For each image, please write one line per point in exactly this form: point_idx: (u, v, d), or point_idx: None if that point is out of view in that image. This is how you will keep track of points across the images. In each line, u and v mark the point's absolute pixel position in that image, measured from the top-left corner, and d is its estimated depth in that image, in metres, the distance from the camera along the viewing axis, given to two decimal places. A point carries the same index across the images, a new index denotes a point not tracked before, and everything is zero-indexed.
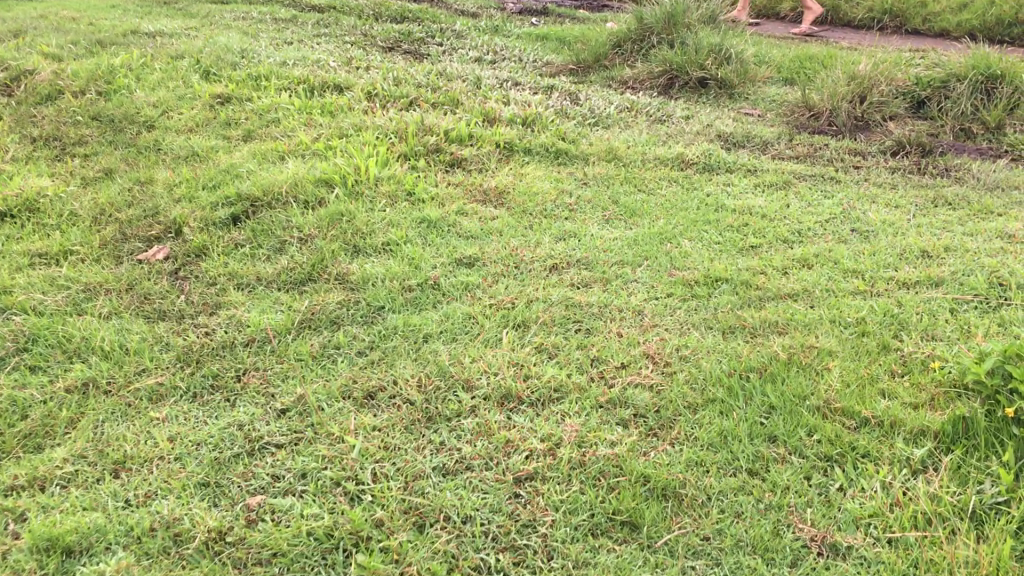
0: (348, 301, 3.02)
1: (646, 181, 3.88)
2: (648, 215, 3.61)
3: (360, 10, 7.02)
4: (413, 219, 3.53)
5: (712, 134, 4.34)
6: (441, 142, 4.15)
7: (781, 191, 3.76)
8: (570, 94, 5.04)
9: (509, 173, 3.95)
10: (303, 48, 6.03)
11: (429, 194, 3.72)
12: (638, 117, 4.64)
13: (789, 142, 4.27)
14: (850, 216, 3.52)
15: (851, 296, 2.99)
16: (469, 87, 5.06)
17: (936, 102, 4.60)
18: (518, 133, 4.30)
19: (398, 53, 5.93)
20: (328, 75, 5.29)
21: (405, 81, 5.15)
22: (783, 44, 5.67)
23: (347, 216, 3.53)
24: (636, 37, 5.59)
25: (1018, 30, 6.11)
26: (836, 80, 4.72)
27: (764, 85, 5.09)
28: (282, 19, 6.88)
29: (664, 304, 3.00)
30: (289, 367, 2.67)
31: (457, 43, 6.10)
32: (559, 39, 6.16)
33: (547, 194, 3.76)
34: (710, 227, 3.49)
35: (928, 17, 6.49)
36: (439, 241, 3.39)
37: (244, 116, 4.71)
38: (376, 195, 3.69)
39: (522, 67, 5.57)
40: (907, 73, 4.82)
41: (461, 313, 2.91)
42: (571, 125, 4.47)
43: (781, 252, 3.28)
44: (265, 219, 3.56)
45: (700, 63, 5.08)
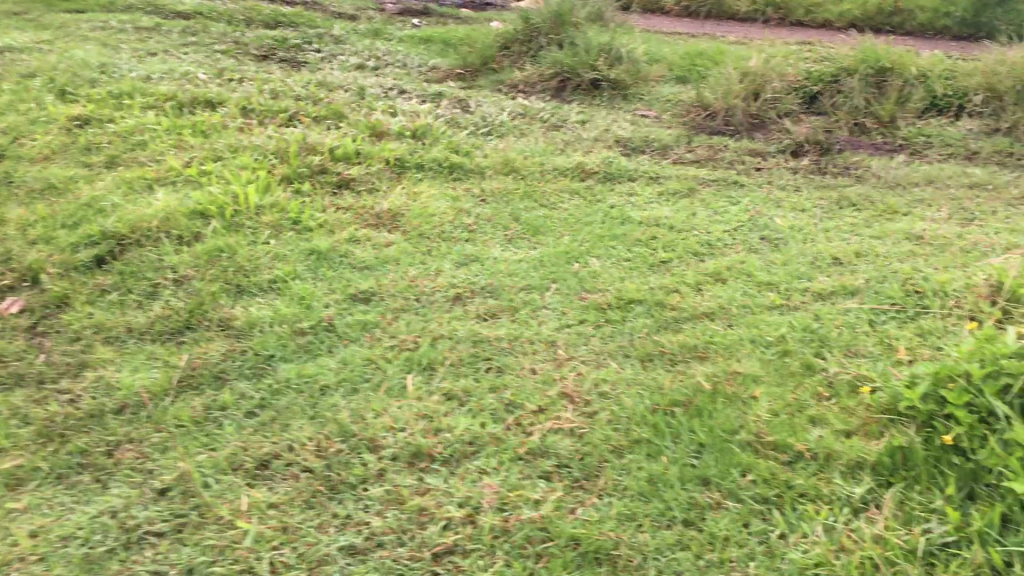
0: (233, 351, 2.73)
1: (547, 195, 3.69)
2: (552, 233, 3.43)
3: (230, 17, 6.62)
4: (301, 250, 3.25)
5: (610, 140, 4.19)
6: (326, 161, 3.87)
7: (687, 199, 3.62)
8: (460, 100, 4.81)
9: (402, 193, 3.70)
10: (169, 59, 5.62)
11: (316, 221, 3.45)
12: (532, 124, 4.45)
13: (687, 145, 4.16)
14: (759, 223, 3.41)
15: (768, 312, 2.88)
16: (353, 97, 4.78)
17: (828, 97, 4.56)
18: (408, 147, 4.06)
19: (273, 62, 5.59)
20: (198, 89, 4.91)
21: (283, 94, 4.83)
22: (672, 40, 5.58)
23: (226, 251, 3.23)
24: (524, 38, 5.38)
25: (897, 20, 6.30)
26: (730, 77, 4.63)
27: (658, 84, 4.98)
28: (145, 28, 6.42)
29: (577, 333, 2.81)
30: (168, 438, 2.38)
31: (337, 49, 5.79)
32: (444, 41, 5.91)
33: (444, 215, 3.53)
34: (617, 242, 3.33)
35: (810, 8, 6.51)
36: (332, 274, 3.13)
37: (106, 140, 4.31)
38: (258, 225, 3.39)
39: (407, 73, 5.31)
40: (797, 67, 4.77)
41: (360, 359, 2.66)
42: (463, 135, 4.25)
43: (692, 267, 3.14)
44: (134, 259, 3.23)
45: (591, 64, 4.92)
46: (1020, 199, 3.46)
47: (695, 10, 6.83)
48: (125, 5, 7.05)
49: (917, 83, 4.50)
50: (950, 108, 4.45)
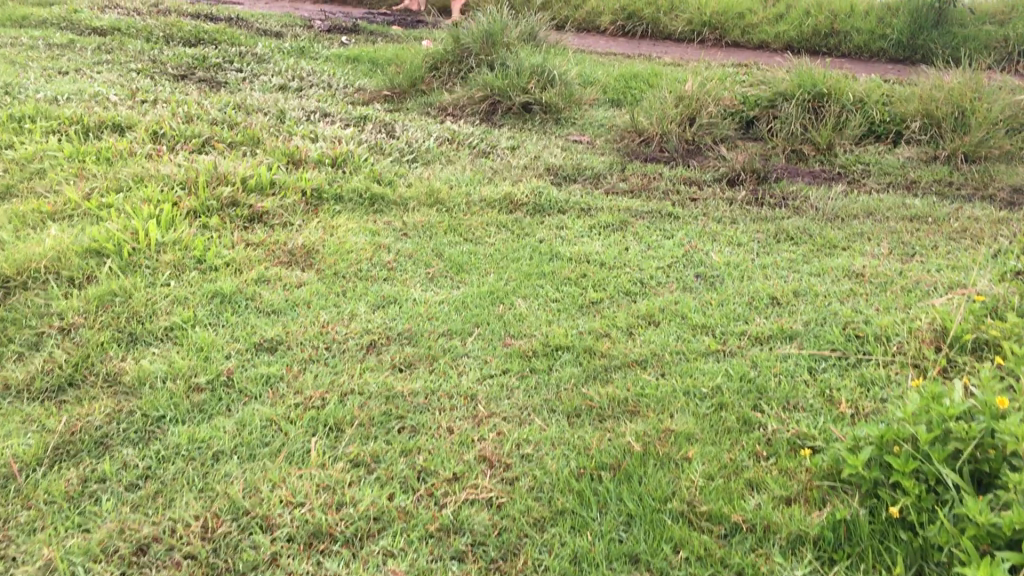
0: (119, 413, 2.46)
1: (473, 229, 3.49)
2: (476, 270, 3.23)
3: (148, 33, 6.32)
4: (202, 292, 2.99)
5: (541, 168, 4.00)
6: (238, 192, 3.61)
7: (619, 232, 3.45)
8: (385, 124, 4.59)
9: (318, 228, 3.47)
10: (79, 79, 5.31)
11: (223, 259, 3.19)
12: (460, 150, 4.25)
13: (621, 174, 3.99)
14: (695, 259, 3.24)
15: (703, 359, 2.70)
16: (272, 121, 4.54)
17: (765, 122, 4.44)
18: (326, 177, 3.82)
19: (191, 82, 5.31)
20: (106, 112, 4.62)
21: (197, 118, 4.56)
22: (607, 62, 5.43)
23: (120, 295, 2.95)
24: (454, 58, 5.20)
25: (834, 40, 6.26)
26: (665, 101, 4.49)
27: (591, 108, 4.81)
28: (57, 44, 6.09)
29: (499, 385, 2.61)
30: (37, 516, 2.12)
31: (259, 68, 5.54)
32: (372, 61, 5.69)
33: (362, 251, 3.31)
34: (545, 281, 3.14)
35: (747, 29, 6.41)
36: (236, 319, 2.88)
37: (1, 168, 4.00)
38: (158, 265, 3.12)
39: (331, 94, 5.08)
40: (733, 91, 4.65)
41: (260, 420, 2.42)
42: (386, 163, 4.03)
43: (624, 308, 2.96)
44: (18, 305, 2.93)
45: (523, 87, 4.74)
46: (961, 232, 3.35)
47: (631, 29, 6.69)
48: (39, 20, 6.71)
49: (855, 109, 4.41)
50: (889, 134, 4.35)
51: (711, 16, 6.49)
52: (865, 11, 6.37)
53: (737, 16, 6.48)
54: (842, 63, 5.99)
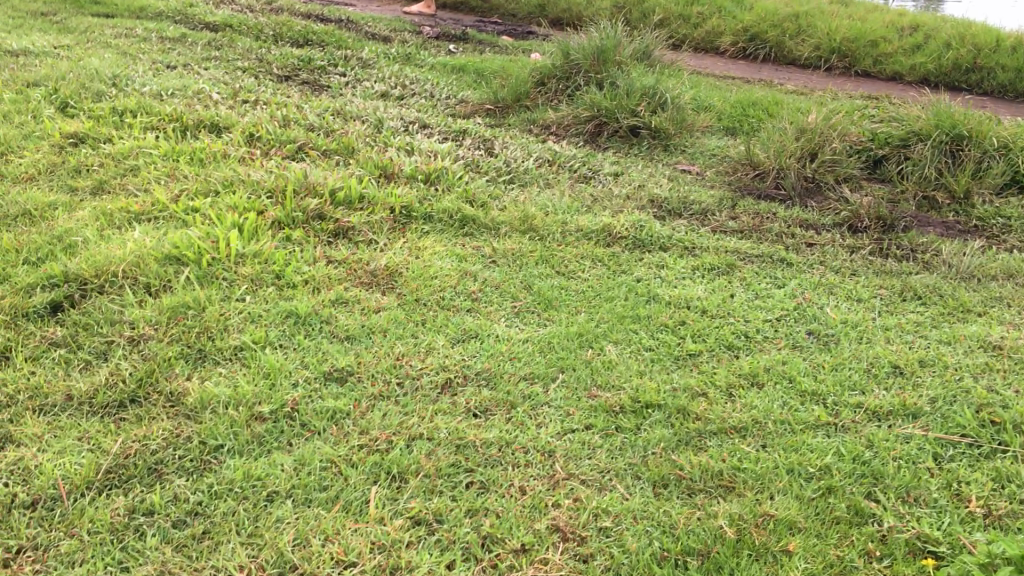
0: (177, 437, 2.31)
1: (566, 262, 3.27)
2: (566, 307, 3.01)
3: (259, 31, 6.31)
4: (277, 310, 2.85)
5: (643, 199, 3.75)
6: (325, 205, 3.47)
7: (724, 277, 3.19)
8: (484, 140, 4.42)
9: (405, 248, 3.31)
10: (186, 75, 5.30)
11: (302, 277, 3.05)
12: (560, 173, 4.04)
13: (731, 211, 3.72)
14: (808, 315, 2.95)
15: (811, 432, 2.42)
16: (368, 129, 4.41)
17: (894, 162, 4.13)
18: (418, 194, 3.66)
19: (294, 84, 5.24)
20: (205, 111, 4.56)
21: (295, 122, 4.46)
22: (723, 86, 5.15)
23: (193, 308, 2.82)
24: (562, 74, 5.00)
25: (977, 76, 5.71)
26: (785, 134, 4.23)
27: (703, 135, 4.54)
28: (169, 38, 6.12)
29: (581, 442, 2.37)
30: (77, 546, 1.97)
31: (363, 74, 5.44)
32: (477, 72, 5.53)
33: (447, 277, 3.13)
34: (640, 326, 2.90)
35: (879, 58, 5.94)
36: (308, 342, 2.72)
37: (97, 162, 3.96)
38: (236, 278, 2.99)
39: (432, 104, 4.94)
40: (860, 127, 4.34)
41: (320, 460, 2.24)
42: (482, 182, 3.85)
43: (725, 364, 2.70)
44: (92, 310, 2.83)
45: (632, 108, 4.50)
46: None
47: (752, 52, 6.34)
48: (156, 12, 6.79)
49: (998, 155, 4.02)
50: None
51: (841, 43, 6.06)
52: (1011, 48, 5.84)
53: (870, 44, 6.03)
54: (982, 102, 5.52)
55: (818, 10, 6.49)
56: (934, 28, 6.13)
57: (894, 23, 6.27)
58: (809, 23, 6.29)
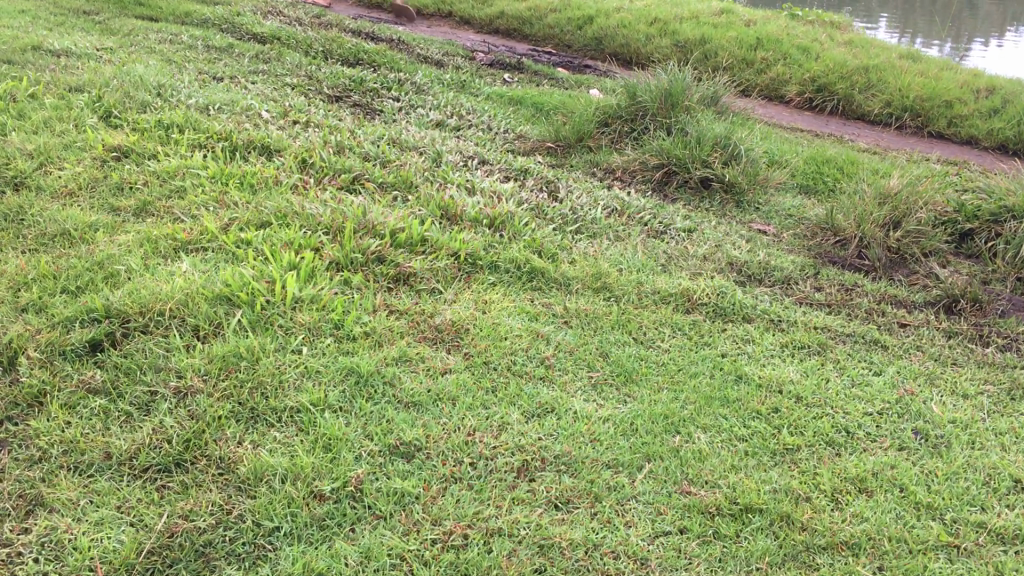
0: (227, 515, 2.07)
1: (644, 329, 3.03)
2: (647, 380, 2.77)
3: (308, 46, 6.12)
4: (337, 367, 2.61)
5: (721, 261, 3.52)
6: (386, 247, 3.24)
7: (816, 358, 2.95)
8: (547, 182, 4.20)
9: (471, 302, 3.08)
10: (233, 88, 5.10)
11: (363, 329, 2.81)
12: (630, 225, 3.81)
13: (815, 281, 3.49)
14: (914, 410, 2.71)
15: (933, 556, 2.16)
16: (427, 162, 4.20)
17: (983, 237, 3.89)
18: (483, 240, 3.43)
19: (345, 106, 5.04)
20: (255, 130, 4.35)
21: (349, 150, 4.25)
22: (794, 140, 4.93)
23: (246, 359, 2.58)
24: (627, 117, 4.79)
25: None
26: (866, 198, 4.00)
27: (777, 192, 4.30)
28: (216, 47, 5.93)
29: (675, 550, 2.12)
30: None
31: (417, 99, 5.23)
32: (535, 105, 5.32)
33: (518, 339, 2.90)
34: (728, 410, 2.65)
35: (953, 119, 5.70)
36: (371, 408, 2.47)
37: (141, 180, 3.74)
38: (292, 325, 2.76)
39: (491, 138, 4.74)
40: (946, 195, 4.11)
41: (388, 555, 2.00)
42: (549, 231, 3.62)
43: (829, 465, 2.45)
44: (135, 353, 2.59)
45: (703, 159, 4.27)
46: None
47: (819, 103, 6.12)
48: (201, 19, 6.61)
49: None
50: None
51: (914, 101, 5.83)
52: None
53: (943, 104, 5.80)
54: None
55: (888, 65, 6.30)
56: (1011, 93, 5.90)
57: (968, 85, 6.06)
58: (878, 78, 6.10)
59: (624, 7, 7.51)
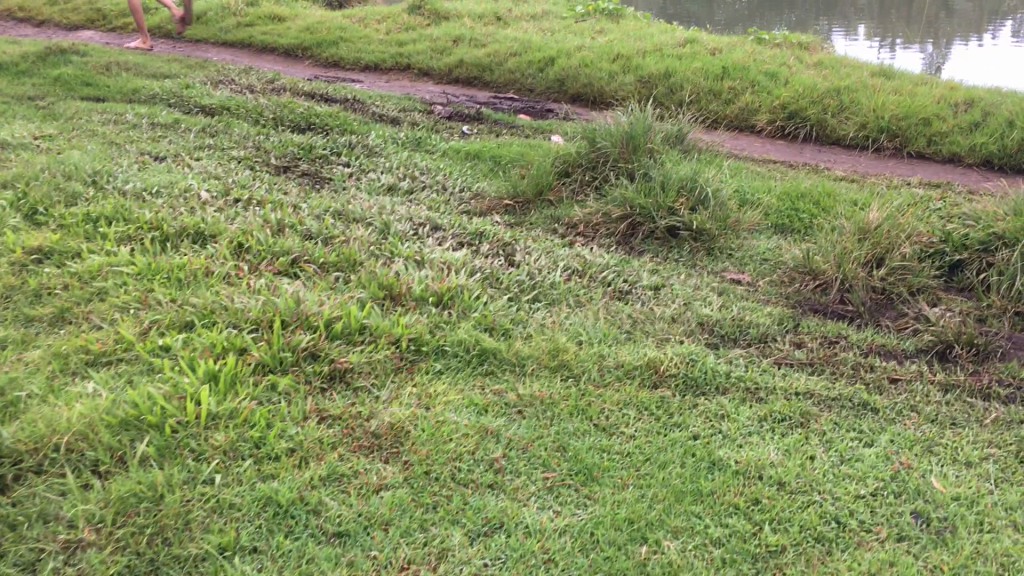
0: None
1: (606, 413, 2.72)
2: (609, 477, 2.46)
3: (258, 114, 5.86)
4: (253, 497, 2.30)
5: (691, 322, 3.22)
6: (319, 340, 2.95)
7: (799, 432, 2.63)
8: (504, 244, 3.91)
9: (414, 397, 2.78)
10: (174, 167, 4.81)
11: (287, 446, 2.51)
12: (592, 287, 3.52)
13: (796, 335, 3.19)
14: (912, 488, 2.39)
15: None
16: (374, 234, 3.92)
17: (976, 268, 3.59)
18: (428, 322, 3.13)
19: (292, 177, 4.77)
20: (190, 214, 4.06)
21: (290, 228, 3.96)
22: (767, 174, 4.65)
23: (148, 498, 2.27)
24: (588, 164, 4.52)
25: None
26: (845, 235, 3.71)
27: (751, 235, 4.01)
28: (161, 124, 5.67)
29: None
30: None
31: (368, 163, 4.97)
32: (493, 159, 5.05)
33: (463, 439, 2.59)
34: (702, 508, 2.33)
35: (934, 137, 5.42)
36: (289, 545, 2.16)
37: (61, 283, 3.44)
38: (205, 450, 2.45)
39: (445, 199, 4.47)
40: (931, 225, 3.82)
41: None
42: (503, 303, 3.33)
43: (819, 570, 2.12)
44: (24, 500, 2.26)
45: (669, 206, 3.99)
46: None
47: (791, 131, 5.85)
48: (149, 94, 6.36)
49: None
50: None
51: (890, 121, 5.56)
52: None
53: (922, 121, 5.53)
54: None
55: (861, 84, 6.04)
56: (992, 103, 5.63)
57: (948, 98, 5.78)
58: (852, 100, 5.83)
59: (586, 45, 7.28)
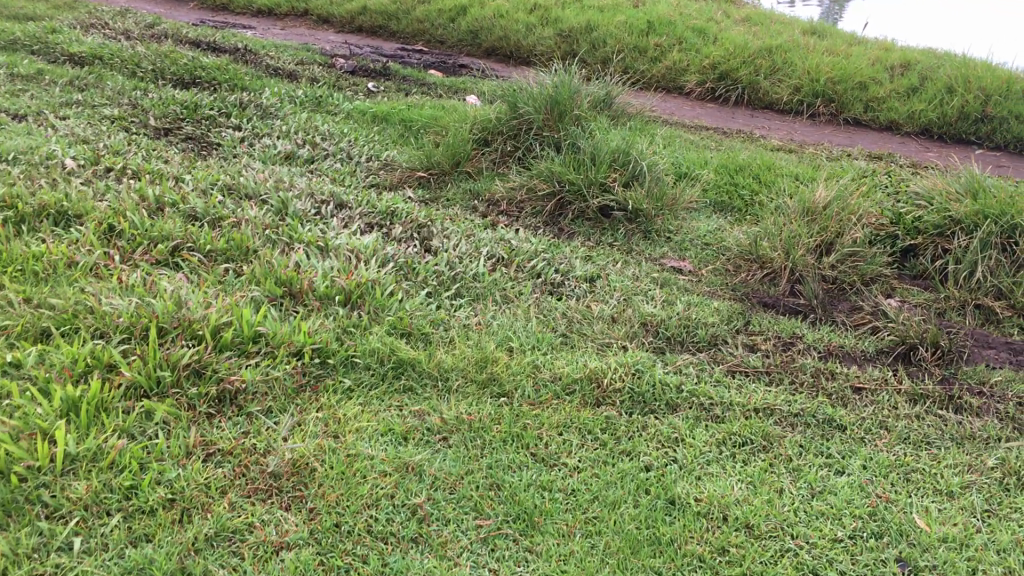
0: None
1: (545, 439, 2.37)
2: (553, 524, 2.10)
3: (135, 65, 5.21)
4: (122, 568, 1.85)
5: (633, 322, 2.89)
6: (204, 352, 2.48)
7: (761, 459, 2.33)
8: (419, 225, 3.48)
9: (321, 424, 2.37)
10: (33, 126, 4.13)
11: (166, 496, 2.06)
12: (520, 279, 3.15)
13: (747, 335, 2.89)
14: (894, 529, 2.10)
15: None
16: (270, 214, 3.44)
17: (929, 256, 3.35)
18: (335, 327, 2.71)
19: (174, 141, 4.21)
20: (51, 188, 3.46)
21: (171, 207, 3.43)
22: (700, 143, 4.34)
23: None
24: (509, 132, 4.12)
25: (987, 128, 5.09)
26: (790, 217, 3.42)
27: (690, 215, 3.69)
28: (20, 75, 4.95)
29: None
30: None
31: (263, 126, 4.45)
32: (403, 123, 4.60)
33: (380, 480, 2.19)
34: (663, 561, 2.00)
35: (870, 103, 5.32)
36: None
37: None
38: (62, 504, 1.98)
39: (351, 171, 4.01)
40: (879, 206, 3.57)
41: None
42: (421, 299, 2.92)
43: None
44: None
45: (601, 183, 3.64)
46: None
47: (722, 93, 5.68)
48: (7, 40, 5.59)
49: None
50: None
51: (826, 86, 5.43)
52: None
53: (858, 86, 5.42)
54: (1001, 158, 4.89)
55: (793, 43, 5.94)
56: (930, 67, 5.57)
57: (882, 61, 5.72)
58: (784, 60, 5.71)
59: None
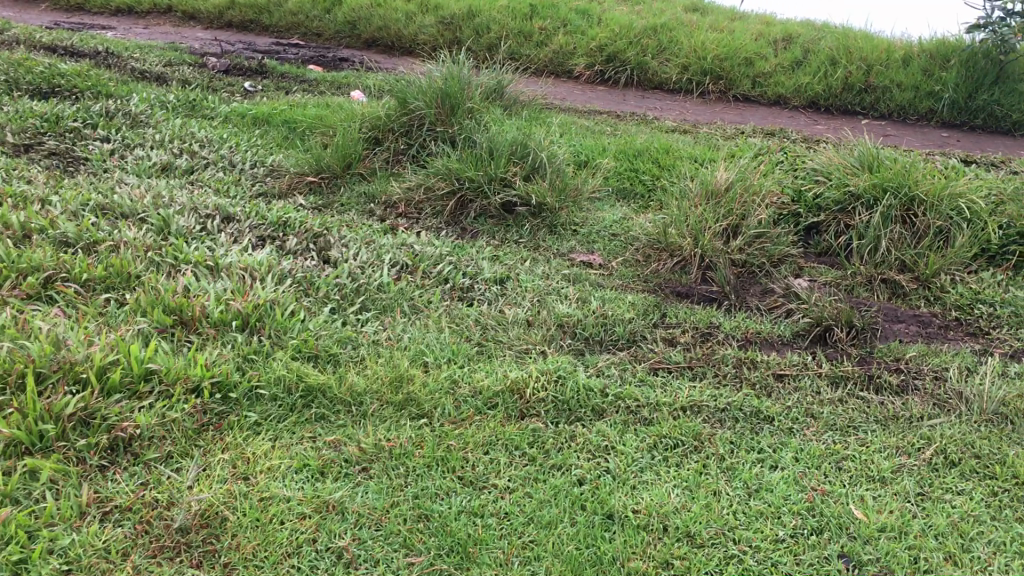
0: None
1: (471, 460, 2.25)
2: (489, 553, 1.97)
3: None
4: None
5: (549, 324, 2.80)
6: (92, 397, 2.23)
7: (694, 461, 2.26)
8: (315, 235, 3.29)
9: (229, 466, 2.19)
10: None
11: (61, 566, 1.83)
12: (428, 284, 3.01)
13: (665, 329, 2.83)
14: (834, 523, 2.06)
15: None
16: (150, 233, 3.18)
17: (833, 232, 3.37)
18: (234, 357, 2.51)
19: (35, 157, 3.85)
20: None
21: (38, 232, 3.12)
22: (596, 129, 4.29)
23: None
24: (401, 129, 3.96)
25: (870, 98, 5.41)
26: (695, 201, 3.37)
27: (593, 205, 3.63)
28: None
29: None
30: None
31: (134, 136, 4.15)
32: (287, 124, 4.39)
33: (299, 524, 2.02)
34: None
35: (757, 78, 5.58)
36: None
37: None
38: None
39: (236, 180, 3.78)
40: (779, 184, 3.57)
41: None
42: (325, 316, 2.76)
43: None
44: None
45: (501, 178, 3.53)
46: None
47: (612, 75, 5.81)
48: None
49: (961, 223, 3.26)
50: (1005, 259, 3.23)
51: (713, 62, 5.64)
52: (902, 60, 5.56)
53: (745, 62, 5.66)
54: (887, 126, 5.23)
55: (676, 22, 6.08)
56: (811, 40, 5.85)
57: (763, 35, 5.95)
58: (669, 40, 5.87)
59: None
